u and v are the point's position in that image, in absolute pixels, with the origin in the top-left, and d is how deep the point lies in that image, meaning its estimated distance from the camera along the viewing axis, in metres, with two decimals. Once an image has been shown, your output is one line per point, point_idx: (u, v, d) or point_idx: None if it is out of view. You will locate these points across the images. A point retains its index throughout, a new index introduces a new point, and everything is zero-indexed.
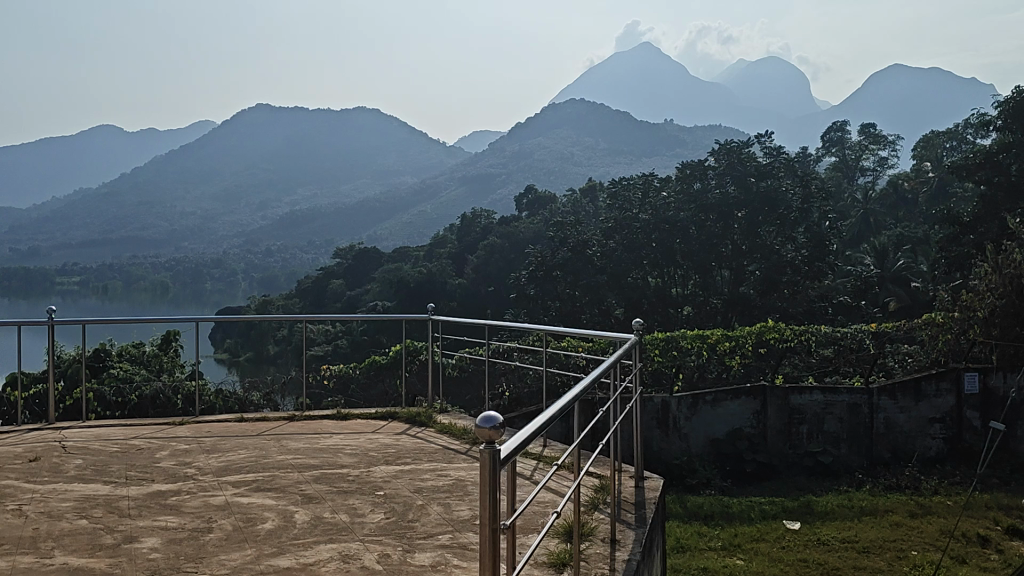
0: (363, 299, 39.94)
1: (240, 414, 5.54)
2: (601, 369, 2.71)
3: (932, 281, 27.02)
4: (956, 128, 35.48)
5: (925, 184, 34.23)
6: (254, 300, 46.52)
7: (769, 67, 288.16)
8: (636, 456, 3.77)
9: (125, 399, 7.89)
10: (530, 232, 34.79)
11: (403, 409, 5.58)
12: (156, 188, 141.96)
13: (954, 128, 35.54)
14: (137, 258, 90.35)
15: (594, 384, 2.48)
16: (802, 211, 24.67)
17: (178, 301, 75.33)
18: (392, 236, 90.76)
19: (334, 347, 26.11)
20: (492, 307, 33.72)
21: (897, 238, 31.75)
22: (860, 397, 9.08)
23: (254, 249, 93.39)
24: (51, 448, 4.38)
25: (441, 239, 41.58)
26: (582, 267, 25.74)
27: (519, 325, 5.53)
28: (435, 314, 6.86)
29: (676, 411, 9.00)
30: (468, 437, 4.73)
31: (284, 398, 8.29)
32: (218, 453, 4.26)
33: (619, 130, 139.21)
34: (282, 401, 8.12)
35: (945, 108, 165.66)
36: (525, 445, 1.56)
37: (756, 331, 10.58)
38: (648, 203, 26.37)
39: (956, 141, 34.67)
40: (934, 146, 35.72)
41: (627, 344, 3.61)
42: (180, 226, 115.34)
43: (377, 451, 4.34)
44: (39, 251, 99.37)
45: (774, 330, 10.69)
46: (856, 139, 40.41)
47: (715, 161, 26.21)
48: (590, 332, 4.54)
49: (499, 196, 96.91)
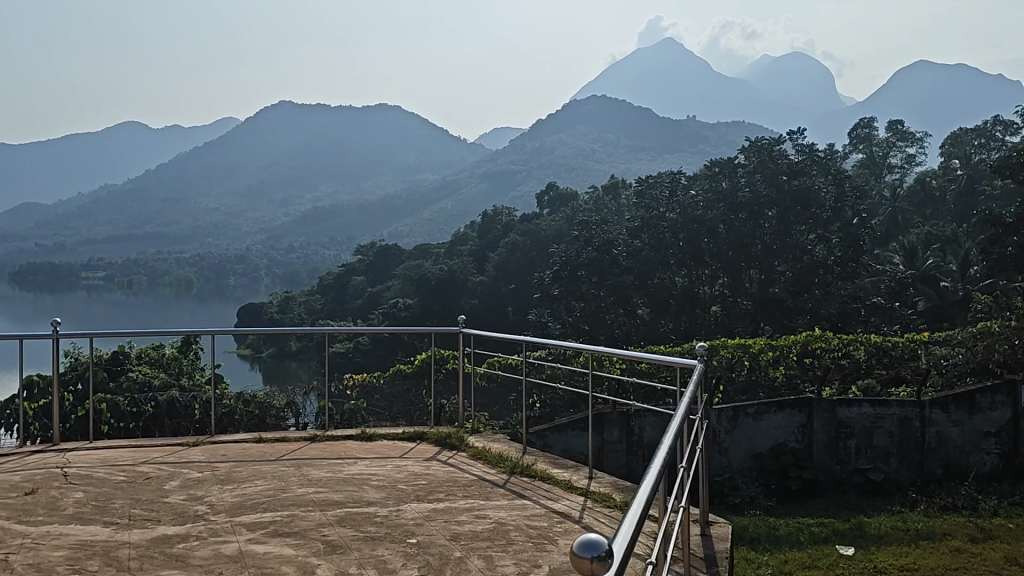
0: (384, 296, 39.71)
1: (258, 434, 5.16)
2: (684, 414, 2.31)
3: (965, 281, 26.49)
4: (984, 125, 35.31)
5: (954, 182, 33.54)
6: (276, 295, 46.44)
7: (794, 65, 286.48)
8: (700, 493, 3.34)
9: (140, 409, 7.42)
10: (553, 230, 34.37)
11: (433, 430, 5.18)
12: (180, 185, 142.84)
13: (982, 125, 35.38)
14: (161, 254, 90.98)
15: (675, 432, 2.07)
16: (834, 210, 24.27)
17: (202, 295, 75.85)
18: (414, 233, 90.86)
19: (356, 344, 25.84)
20: (514, 305, 33.27)
21: (926, 236, 31.03)
22: (912, 410, 8.62)
23: (276, 246, 93.92)
24: (52, 477, 4.01)
25: (463, 236, 41.21)
26: (607, 267, 25.21)
27: (556, 340, 5.12)
28: (469, 328, 6.49)
29: (716, 425, 8.65)
30: (506, 464, 4.30)
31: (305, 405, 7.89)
32: (234, 484, 3.87)
33: (642, 129, 138.64)
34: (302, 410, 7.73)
35: (971, 105, 163.88)
36: (625, 536, 1.20)
37: (801, 341, 10.24)
38: (676, 202, 25.91)
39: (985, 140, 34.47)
40: (962, 144, 35.28)
41: (695, 379, 3.16)
42: (203, 222, 115.88)
43: (407, 483, 3.92)
44: (65, 246, 100.33)
45: (821, 339, 10.33)
46: (883, 136, 39.76)
47: (745, 159, 25.75)
48: (644, 352, 4.09)
49: (520, 193, 96.80)
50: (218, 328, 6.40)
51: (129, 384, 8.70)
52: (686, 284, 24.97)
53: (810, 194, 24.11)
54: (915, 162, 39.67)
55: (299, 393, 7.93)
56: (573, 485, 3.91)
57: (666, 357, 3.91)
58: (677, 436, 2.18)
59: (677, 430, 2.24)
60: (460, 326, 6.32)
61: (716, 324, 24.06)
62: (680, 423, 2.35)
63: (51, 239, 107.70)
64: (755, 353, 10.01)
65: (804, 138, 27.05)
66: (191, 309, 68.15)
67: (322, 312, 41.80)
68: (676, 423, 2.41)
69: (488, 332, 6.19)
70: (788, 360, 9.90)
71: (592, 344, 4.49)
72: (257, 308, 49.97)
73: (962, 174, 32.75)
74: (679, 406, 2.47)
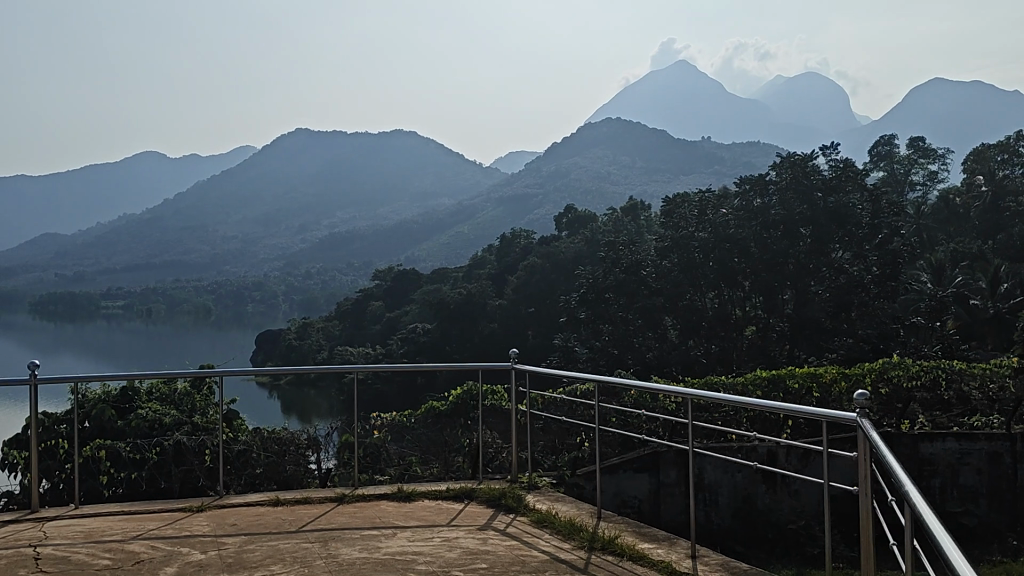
0: (402, 322, 39.05)
1: (276, 493, 4.34)
2: (922, 501, 1.73)
3: (996, 299, 26.13)
4: (1008, 141, 34.31)
5: (978, 199, 32.57)
6: (294, 321, 45.79)
7: (808, 85, 286.78)
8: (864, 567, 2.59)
9: (143, 455, 6.51)
10: (572, 253, 33.56)
11: (481, 485, 4.37)
12: (197, 213, 143.64)
13: (1005, 142, 34.38)
14: (179, 284, 91.38)
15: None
16: (872, 227, 23.49)
17: (220, 322, 75.92)
18: (430, 257, 90.59)
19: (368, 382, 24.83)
20: (535, 328, 32.42)
21: (952, 253, 30.04)
22: (1000, 445, 8.31)
23: (294, 272, 94.32)
24: (20, 562, 3.22)
25: (482, 259, 40.40)
26: (636, 287, 24.32)
27: (613, 375, 4.35)
28: (518, 363, 5.59)
29: (785, 463, 7.93)
30: (580, 539, 3.46)
31: (326, 448, 6.98)
32: (248, 573, 3.06)
33: (657, 150, 138.31)
34: (323, 451, 6.87)
35: (988, 122, 162.60)
36: None
37: (876, 368, 9.40)
38: (706, 221, 24.86)
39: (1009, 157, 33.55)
40: (985, 160, 34.30)
41: (876, 447, 2.33)
42: (221, 249, 116.24)
43: (465, 568, 3.08)
44: (84, 276, 101.02)
45: (897, 365, 9.50)
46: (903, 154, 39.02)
47: (777, 176, 24.84)
48: (754, 399, 3.27)
49: (536, 216, 96.64)
50: (229, 369, 5.64)
51: (137, 423, 7.56)
52: (719, 307, 24.30)
53: (846, 211, 23.24)
54: (937, 180, 38.74)
55: (320, 428, 6.98)
56: (679, 569, 3.05)
57: (787, 409, 3.08)
58: (929, 539, 1.53)
59: (923, 528, 1.59)
60: (512, 363, 5.34)
61: (749, 346, 23.51)
62: (921, 517, 1.66)
63: (72, 270, 108.59)
64: (826, 383, 9.09)
65: (836, 153, 26.24)
66: (209, 337, 68.05)
67: (341, 339, 41.13)
68: (910, 511, 1.73)
69: (541, 370, 5.24)
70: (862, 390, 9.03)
71: (683, 389, 3.62)
72: (274, 334, 49.56)
73: (985, 191, 31.88)
74: (932, 525, 1.57)
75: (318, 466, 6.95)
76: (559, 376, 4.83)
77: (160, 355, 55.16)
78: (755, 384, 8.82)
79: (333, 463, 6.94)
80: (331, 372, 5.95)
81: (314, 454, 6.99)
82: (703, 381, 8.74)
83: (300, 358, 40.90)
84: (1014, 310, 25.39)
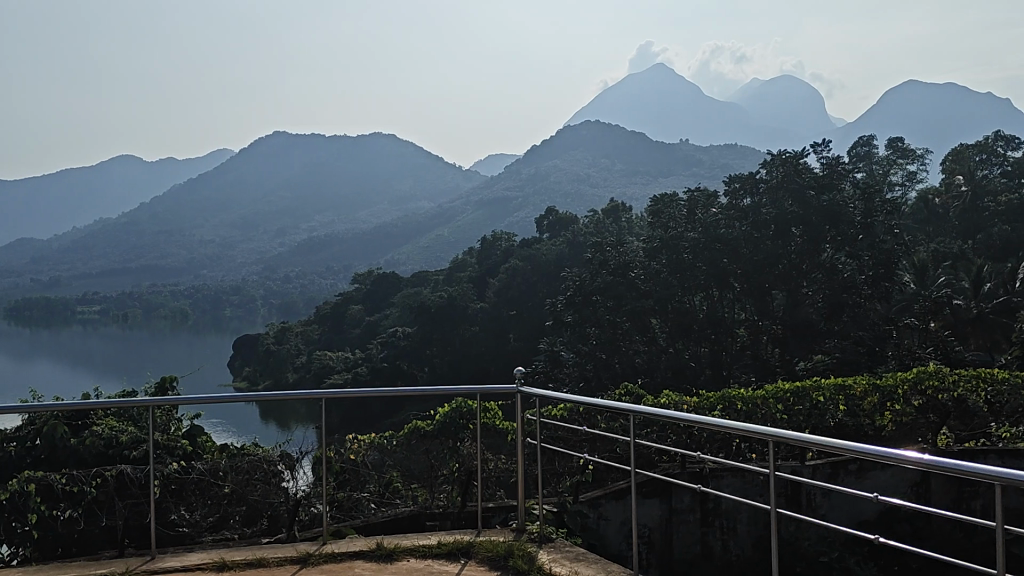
0: (382, 325, 38.20)
1: (231, 555, 3.53)
2: None
3: (980, 299, 25.86)
4: (986, 141, 34.01)
5: (957, 199, 32.15)
6: (272, 325, 44.65)
7: (786, 85, 288.13)
8: None
9: (80, 489, 5.57)
10: (554, 254, 32.71)
11: (478, 539, 3.58)
12: (175, 216, 142.14)
13: (984, 141, 34.06)
14: (156, 288, 90.18)
15: None
16: (865, 227, 22.87)
17: (198, 328, 74.62)
18: (409, 261, 89.56)
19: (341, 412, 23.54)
20: (516, 332, 31.57)
21: (934, 253, 29.47)
22: None
23: (271, 277, 93.40)
24: None
25: (462, 262, 39.46)
26: (624, 290, 23.46)
27: (613, 402, 3.50)
28: (525, 390, 4.38)
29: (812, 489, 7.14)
30: None
31: (300, 476, 6.02)
32: None
33: (636, 153, 138.23)
34: (296, 480, 5.98)
35: (963, 123, 163.74)
36: None
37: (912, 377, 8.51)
38: (697, 220, 24.02)
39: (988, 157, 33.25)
40: (964, 160, 33.98)
41: None
42: (198, 254, 114.87)
43: None
44: (59, 281, 99.57)
45: (930, 374, 8.63)
46: (883, 154, 38.70)
47: (768, 174, 24.18)
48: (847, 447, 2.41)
49: (515, 219, 96.10)
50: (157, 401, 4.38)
51: (92, 440, 6.27)
52: (710, 308, 23.55)
53: (839, 210, 22.63)
54: (916, 179, 38.50)
55: (294, 448, 6.03)
56: None
57: (888, 452, 2.25)
58: None
59: None
60: (518, 386, 4.28)
61: (741, 349, 22.85)
62: None
63: (46, 276, 106.88)
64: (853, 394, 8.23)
65: (828, 150, 25.74)
66: (186, 342, 66.71)
67: (320, 344, 40.14)
68: None
69: (547, 392, 4.15)
70: (897, 401, 8.15)
71: (726, 427, 2.79)
72: (252, 338, 48.47)
73: (964, 191, 31.45)
74: None
75: (294, 490, 5.99)
76: (565, 402, 3.81)
77: (135, 360, 53.98)
78: (778, 397, 7.83)
79: (310, 490, 5.95)
80: (291, 400, 4.50)
81: (289, 475, 6.04)
82: (718, 397, 7.88)
83: (280, 365, 39.91)
84: (997, 311, 25.16)
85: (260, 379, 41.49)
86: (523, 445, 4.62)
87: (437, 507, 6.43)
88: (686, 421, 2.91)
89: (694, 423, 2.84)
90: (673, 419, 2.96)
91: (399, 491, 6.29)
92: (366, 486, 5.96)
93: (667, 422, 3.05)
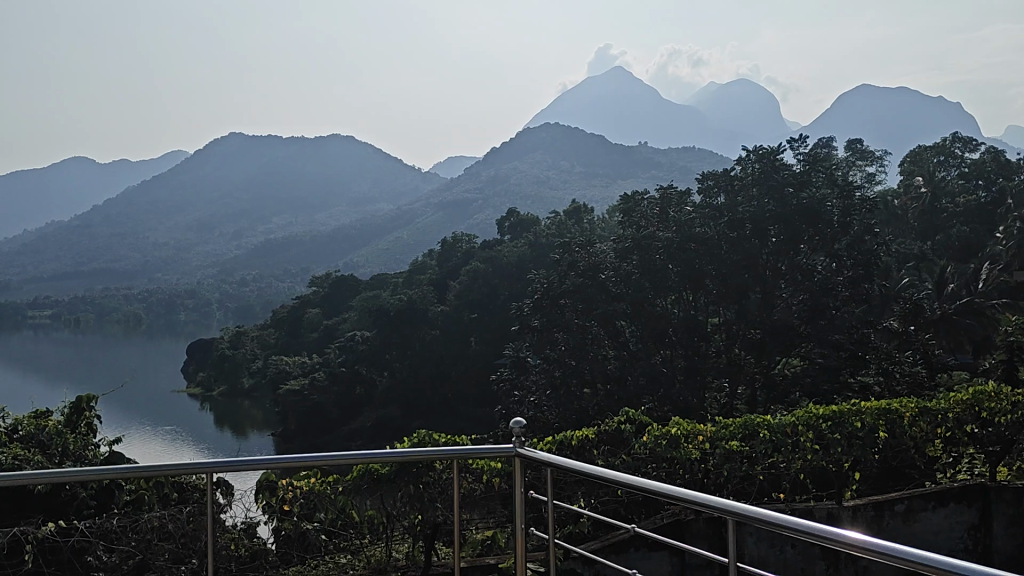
0: (339, 329, 36.74)
1: None
2: None
3: (944, 300, 25.36)
4: (945, 142, 33.48)
5: (916, 200, 31.51)
6: (227, 330, 42.97)
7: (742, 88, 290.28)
8: None
9: None
10: (516, 256, 31.38)
11: None
12: (127, 219, 139.04)
13: (942, 143, 33.56)
14: (109, 292, 87.87)
15: None
16: (844, 226, 21.86)
17: (153, 333, 72.50)
18: (370, 264, 88.01)
19: None
20: (477, 334, 30.31)
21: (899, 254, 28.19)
22: None
23: (228, 280, 91.38)
24: None
25: (421, 264, 38.12)
26: (595, 294, 22.15)
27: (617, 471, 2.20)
28: (522, 447, 2.88)
29: None
30: None
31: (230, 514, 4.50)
32: None
33: (595, 155, 137.62)
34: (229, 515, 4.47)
35: (914, 126, 165.58)
36: None
37: (942, 401, 7.30)
38: (671, 219, 22.70)
39: (946, 157, 32.80)
40: (922, 161, 33.52)
41: None
42: (152, 256, 112.29)
43: None
44: (10, 285, 96.84)
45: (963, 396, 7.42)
46: (844, 156, 38.19)
47: (743, 169, 23.19)
48: None
49: (475, 222, 94.77)
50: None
51: None
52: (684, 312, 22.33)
53: (819, 209, 21.69)
54: (875, 180, 38.00)
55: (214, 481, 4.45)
56: None
57: None
58: None
59: None
60: (510, 447, 2.89)
61: (715, 355, 21.75)
62: None
63: None
64: (888, 416, 6.93)
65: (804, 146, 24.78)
66: (138, 347, 64.53)
67: (275, 348, 38.68)
68: None
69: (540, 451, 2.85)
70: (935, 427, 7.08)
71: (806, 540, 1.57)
72: (207, 343, 46.74)
73: (924, 192, 30.76)
74: None
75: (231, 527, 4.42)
76: (568, 469, 2.45)
77: (84, 364, 52.01)
78: (807, 424, 6.59)
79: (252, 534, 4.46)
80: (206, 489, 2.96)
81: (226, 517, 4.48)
82: (731, 423, 6.56)
83: (236, 371, 38.79)
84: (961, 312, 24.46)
85: (215, 386, 39.99)
86: (519, 498, 2.97)
87: (399, 565, 5.31)
88: (710, 502, 1.72)
89: (690, 500, 1.75)
90: (665, 494, 1.82)
91: (355, 526, 5.05)
92: (314, 520, 4.91)
93: (664, 502, 1.86)
